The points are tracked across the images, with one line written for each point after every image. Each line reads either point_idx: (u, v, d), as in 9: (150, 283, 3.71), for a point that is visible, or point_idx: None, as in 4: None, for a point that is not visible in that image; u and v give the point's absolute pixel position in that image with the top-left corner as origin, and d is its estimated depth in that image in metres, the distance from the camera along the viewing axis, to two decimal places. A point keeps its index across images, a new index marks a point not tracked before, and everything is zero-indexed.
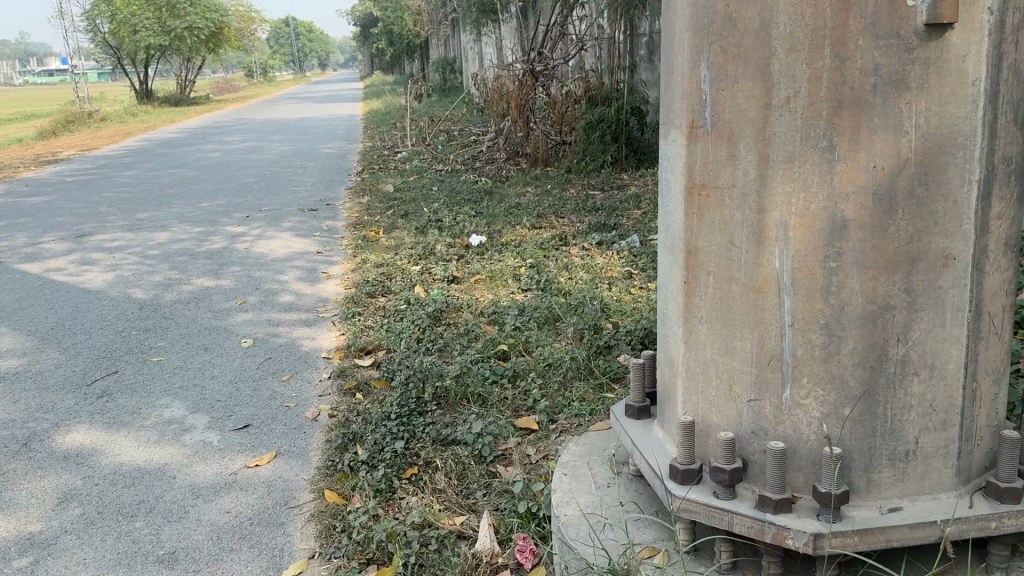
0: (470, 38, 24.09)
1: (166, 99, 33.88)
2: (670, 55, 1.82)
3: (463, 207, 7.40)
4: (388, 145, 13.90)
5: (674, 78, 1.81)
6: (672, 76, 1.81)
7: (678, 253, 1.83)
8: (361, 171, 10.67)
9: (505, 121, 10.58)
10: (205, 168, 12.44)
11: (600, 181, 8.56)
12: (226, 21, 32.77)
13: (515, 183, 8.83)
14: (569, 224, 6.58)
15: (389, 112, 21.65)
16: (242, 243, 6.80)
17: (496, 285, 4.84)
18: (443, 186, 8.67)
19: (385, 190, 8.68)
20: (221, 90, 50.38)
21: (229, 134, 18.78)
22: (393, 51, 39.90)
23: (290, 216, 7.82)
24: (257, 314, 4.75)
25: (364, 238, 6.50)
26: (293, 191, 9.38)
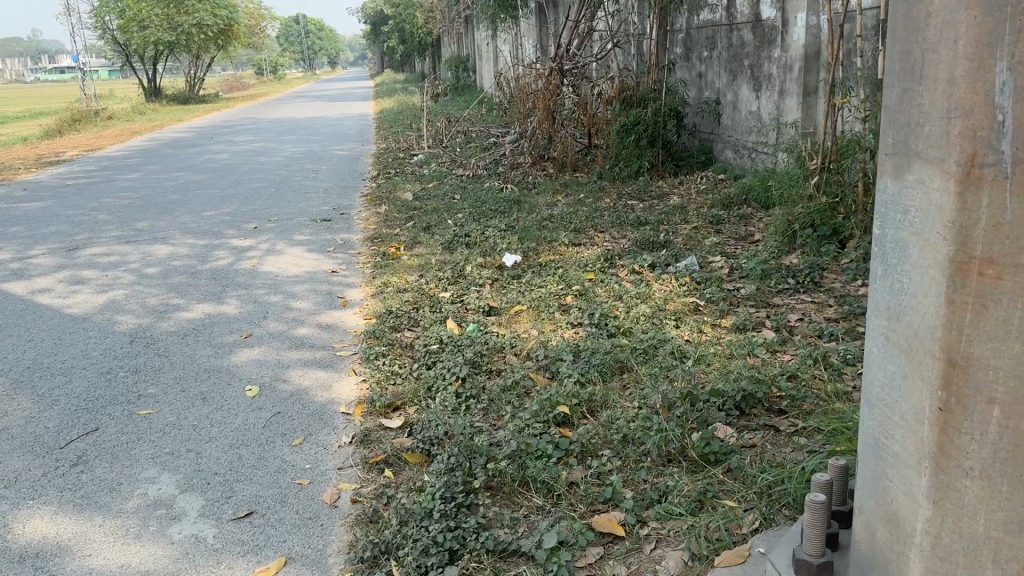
0: (486, 35, 23.43)
1: (176, 97, 33.37)
2: (915, 60, 1.33)
3: (491, 219, 6.72)
4: (402, 147, 13.20)
5: (925, 97, 1.31)
6: (923, 94, 1.32)
7: (931, 348, 1.35)
8: (377, 176, 10.00)
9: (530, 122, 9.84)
10: (212, 171, 11.80)
11: (638, 189, 7.85)
12: (236, 18, 32.17)
13: (543, 192, 8.14)
14: (612, 240, 5.87)
15: (402, 111, 20.92)
16: (249, 259, 6.15)
17: (541, 318, 4.16)
18: (467, 194, 7.99)
19: (404, 198, 8.03)
20: (232, 88, 49.82)
21: (238, 134, 18.15)
22: (406, 49, 39.16)
23: (300, 228, 7.16)
24: (264, 353, 4.09)
25: (384, 256, 5.85)
26: (304, 198, 8.72)
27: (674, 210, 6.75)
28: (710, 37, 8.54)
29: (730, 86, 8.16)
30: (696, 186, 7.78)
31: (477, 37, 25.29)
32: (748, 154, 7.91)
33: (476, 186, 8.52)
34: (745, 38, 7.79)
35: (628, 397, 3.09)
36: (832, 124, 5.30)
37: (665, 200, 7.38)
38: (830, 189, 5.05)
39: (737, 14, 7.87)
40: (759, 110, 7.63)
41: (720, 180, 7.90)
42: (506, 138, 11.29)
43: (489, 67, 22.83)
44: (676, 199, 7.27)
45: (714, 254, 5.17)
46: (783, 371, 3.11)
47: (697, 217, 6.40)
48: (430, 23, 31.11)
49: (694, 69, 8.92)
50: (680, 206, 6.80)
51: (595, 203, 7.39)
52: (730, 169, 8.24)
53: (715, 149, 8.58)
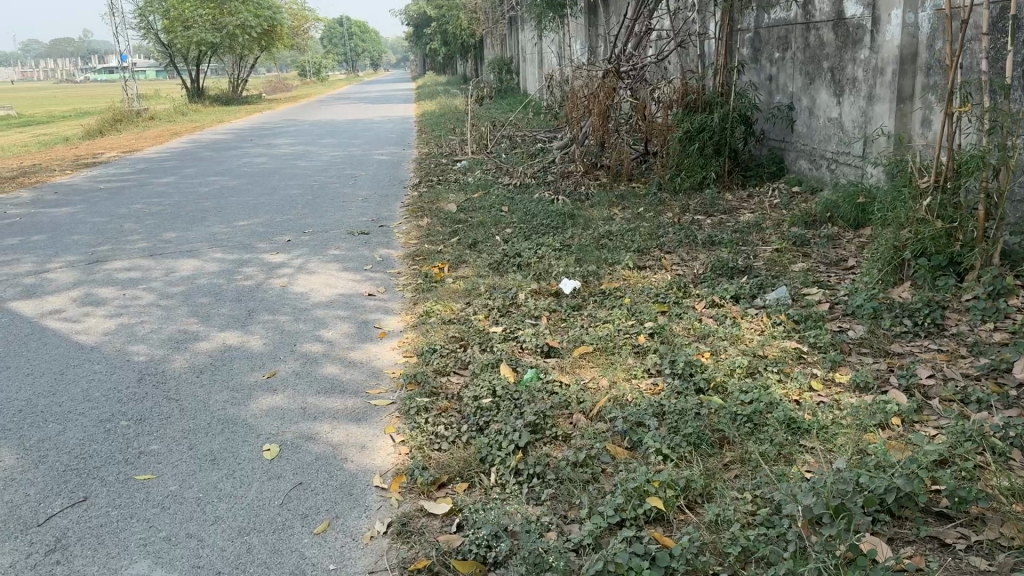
0: (531, 37, 22.86)
1: (218, 98, 33.37)
2: None
3: (543, 236, 6.08)
4: (444, 152, 12.61)
5: None
6: None
7: None
8: (418, 184, 9.43)
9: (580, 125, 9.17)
10: (247, 177, 11.34)
11: (704, 202, 7.16)
12: (279, 19, 32.00)
13: (598, 204, 7.48)
14: (682, 263, 5.21)
15: (443, 114, 20.35)
16: (278, 278, 5.59)
17: (612, 364, 3.52)
18: (516, 206, 7.37)
19: (448, 209, 7.47)
20: (275, 89, 49.83)
21: (277, 137, 17.80)
22: (448, 50, 38.66)
23: (336, 242, 6.62)
24: (288, 398, 3.50)
25: (427, 277, 5.27)
26: (342, 209, 8.18)
27: (748, 229, 6.05)
28: (784, 37, 7.81)
29: (806, 90, 7.43)
30: (769, 201, 7.06)
31: (521, 38, 24.65)
32: (826, 165, 7.18)
33: (524, 197, 7.90)
34: (825, 37, 7.06)
35: (735, 485, 2.46)
36: (945, 135, 4.59)
37: (735, 216, 6.68)
38: (945, 211, 4.35)
39: (816, 11, 7.15)
40: (841, 117, 6.90)
41: (795, 195, 7.19)
42: (555, 145, 10.64)
43: (534, 68, 22.16)
44: (749, 215, 6.56)
45: (807, 285, 4.48)
46: (935, 453, 2.45)
47: (777, 238, 5.70)
48: (474, 24, 30.54)
49: (763, 71, 8.20)
50: (754, 224, 6.12)
51: (658, 218, 6.72)
52: (804, 181, 7.52)
53: (787, 158, 7.85)
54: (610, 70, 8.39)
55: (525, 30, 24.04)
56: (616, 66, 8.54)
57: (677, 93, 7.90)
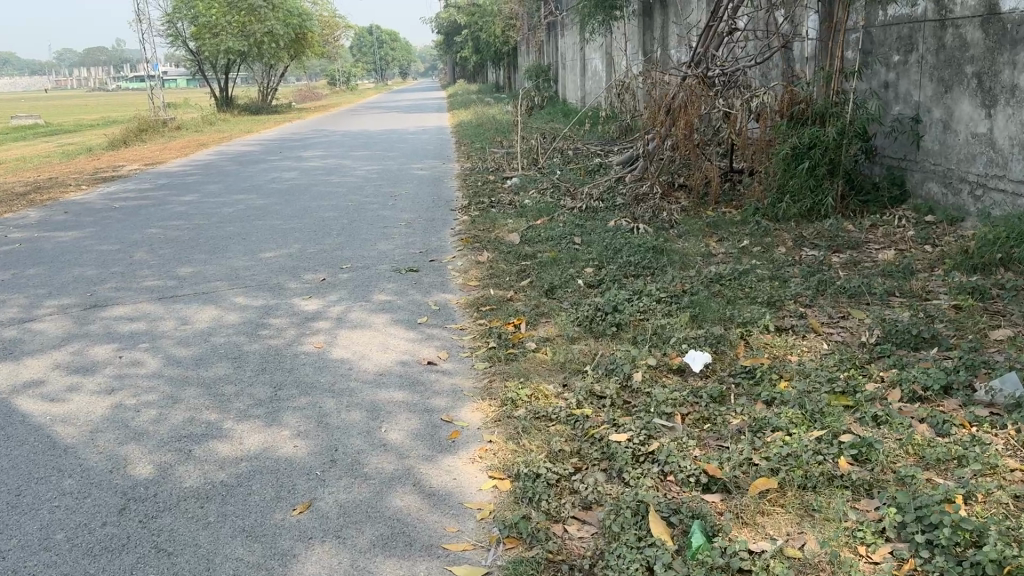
0: (572, 45, 21.82)
1: (247, 107, 32.66)
2: None
3: (638, 279, 4.90)
4: (489, 168, 11.47)
5: None
6: None
7: None
8: (467, 206, 8.29)
9: (653, 138, 7.97)
10: (274, 195, 10.28)
11: (821, 235, 5.95)
12: (309, 26, 31.13)
13: (688, 235, 6.29)
14: (834, 323, 4.03)
15: (481, 125, 19.28)
16: (312, 335, 4.48)
17: (822, 519, 2.34)
18: (592, 237, 6.19)
19: (510, 239, 6.34)
20: (305, 98, 49.05)
21: (307, 149, 16.85)
22: (481, 58, 37.64)
23: (381, 282, 5.51)
24: (332, 561, 2.35)
25: (502, 339, 4.12)
26: (384, 237, 7.06)
27: (899, 273, 4.83)
28: (908, 37, 6.55)
29: (940, 100, 6.20)
30: (902, 233, 5.85)
31: (561, 45, 23.48)
32: (969, 191, 5.96)
33: (597, 224, 6.73)
34: (970, 36, 5.84)
35: None
36: None
37: (866, 253, 5.48)
38: None
39: (957, 5, 5.92)
40: (992, 133, 5.68)
41: (930, 226, 5.98)
42: (617, 161, 9.44)
43: (575, 76, 20.97)
44: (886, 253, 5.35)
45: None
46: None
47: (943, 289, 4.49)
48: (508, 30, 29.43)
49: (876, 77, 6.96)
50: (902, 266, 4.92)
51: (771, 254, 5.53)
52: (936, 209, 6.30)
53: (910, 181, 6.62)
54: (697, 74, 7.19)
55: (565, 36, 22.88)
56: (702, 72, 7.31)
57: (779, 102, 6.70)
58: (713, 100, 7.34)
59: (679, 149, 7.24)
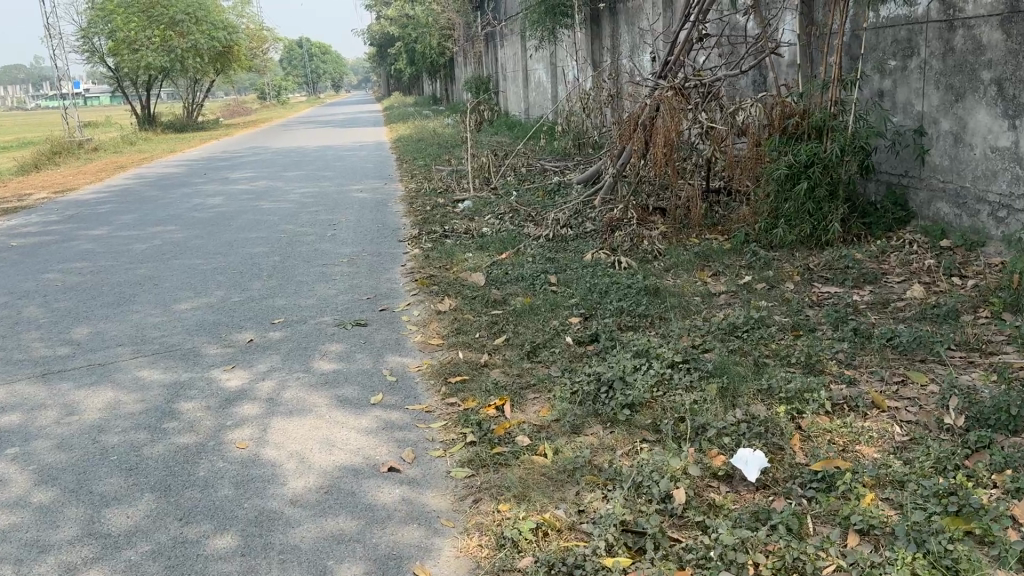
0: (512, 55, 21.09)
1: (170, 124, 31.05)
2: None
3: (638, 335, 4.06)
4: (436, 189, 10.55)
5: None
6: None
7: None
8: (417, 236, 7.37)
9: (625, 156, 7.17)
10: (197, 227, 9.18)
11: (829, 267, 5.21)
12: (234, 40, 29.72)
13: (678, 269, 5.48)
14: (896, 397, 3.25)
15: (420, 139, 18.36)
16: (236, 426, 3.50)
17: None
18: (569, 275, 5.33)
19: (472, 280, 5.45)
20: (235, 114, 47.23)
21: (235, 170, 15.67)
22: (416, 70, 36.71)
23: (323, 343, 4.55)
24: None
25: (484, 427, 3.22)
26: (324, 279, 6.09)
27: (942, 316, 4.09)
28: (907, 40, 5.85)
29: (950, 110, 5.51)
30: (922, 261, 5.15)
31: (500, 54, 22.71)
32: (989, 212, 5.28)
33: (571, 257, 5.88)
34: (986, 38, 5.15)
35: None
36: None
37: (889, 288, 4.74)
38: None
39: (968, 3, 5.25)
40: (1016, 147, 5.01)
41: (947, 253, 5.28)
42: (578, 181, 8.65)
43: (517, 86, 20.20)
44: (913, 288, 4.62)
45: None
46: None
47: (1004, 339, 3.75)
48: (445, 40, 28.57)
49: (869, 84, 6.28)
50: (942, 307, 4.19)
51: (780, 293, 4.75)
52: (949, 230, 5.62)
53: (914, 201, 5.94)
54: (673, 85, 6.41)
55: (505, 45, 22.11)
56: (679, 82, 6.52)
57: (769, 116, 5.96)
58: (692, 113, 6.56)
59: (657, 170, 6.45)
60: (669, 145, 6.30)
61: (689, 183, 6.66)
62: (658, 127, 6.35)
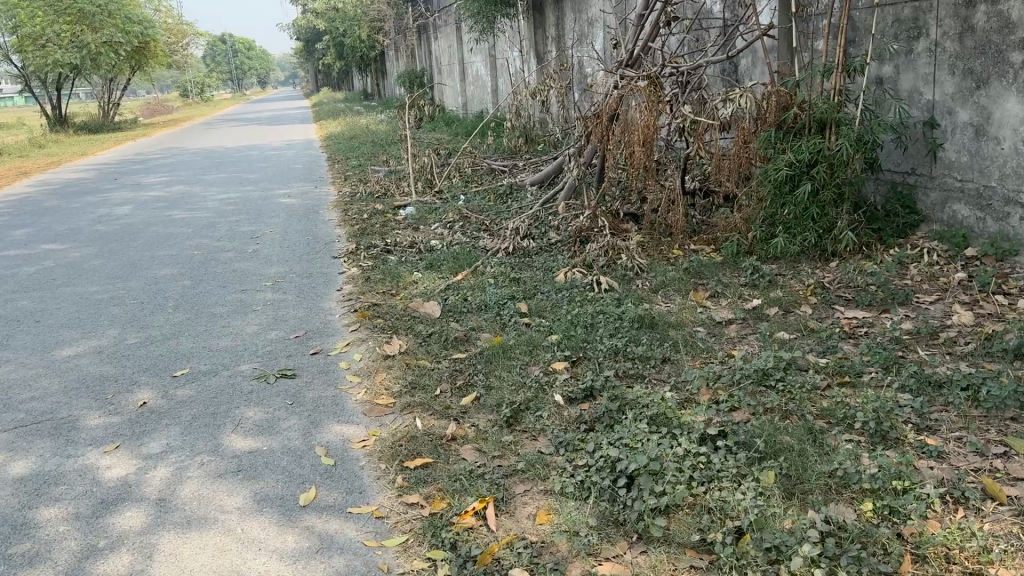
0: (446, 46, 20.12)
1: (83, 125, 29.02)
2: None
3: (646, 391, 3.17)
4: (373, 193, 9.52)
5: None
6: None
7: None
8: (355, 251, 6.36)
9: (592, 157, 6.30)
10: (97, 243, 7.97)
11: (847, 285, 4.44)
12: (151, 34, 27.85)
13: (668, 289, 4.64)
14: (1008, 480, 2.46)
15: (353, 137, 17.24)
16: (111, 552, 2.51)
17: None
18: (540, 302, 4.42)
19: (424, 310, 4.50)
20: (155, 112, 44.77)
21: (150, 173, 14.31)
22: (345, 63, 35.37)
23: (238, 405, 3.55)
24: None
25: (464, 548, 2.30)
26: (244, 309, 5.06)
27: (1013, 352, 3.33)
28: (914, 18, 5.10)
29: (969, 98, 4.79)
30: (952, 275, 4.43)
31: (434, 46, 21.68)
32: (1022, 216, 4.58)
33: (539, 277, 4.99)
34: (1016, 13, 4.42)
35: None
36: None
37: (928, 312, 3.99)
38: None
39: None
40: None
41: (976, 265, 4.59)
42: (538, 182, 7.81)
43: (454, 81, 19.18)
44: (959, 313, 3.87)
45: None
46: None
47: None
48: (375, 32, 27.38)
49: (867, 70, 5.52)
50: (1009, 338, 3.43)
51: (801, 322, 3.95)
52: (970, 237, 4.93)
53: (924, 201, 5.23)
54: (649, 75, 5.54)
55: (439, 38, 21.06)
56: (654, 72, 5.64)
57: (763, 108, 5.13)
58: (670, 108, 5.70)
59: (633, 174, 5.58)
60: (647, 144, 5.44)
61: (669, 187, 5.83)
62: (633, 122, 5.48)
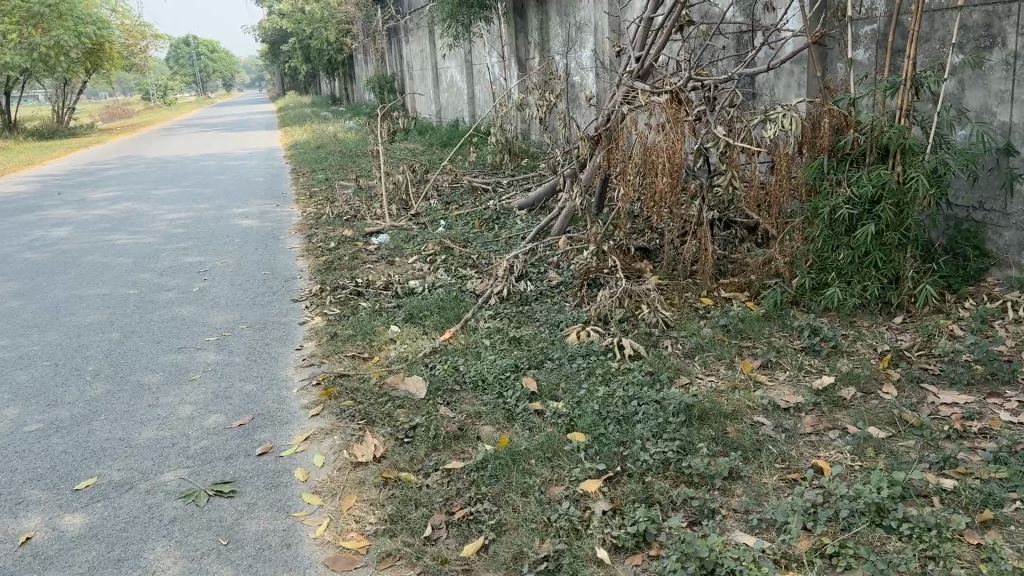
0: (418, 50, 19.21)
1: (35, 131, 27.57)
2: None
3: (723, 540, 2.28)
4: (341, 215, 8.55)
5: None
6: None
7: None
8: (319, 294, 5.41)
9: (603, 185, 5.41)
10: (23, 277, 6.93)
11: (930, 353, 3.62)
12: (105, 36, 26.50)
13: (708, 356, 3.76)
14: None
15: (320, 146, 16.24)
16: None
17: None
18: (551, 378, 3.52)
19: (405, 385, 3.59)
20: (115, 116, 43.13)
21: (99, 188, 13.19)
22: (313, 67, 34.27)
23: (154, 546, 2.60)
24: None
25: None
26: (179, 379, 4.09)
27: None
28: (987, 25, 4.25)
29: None
30: None
31: (406, 51, 20.77)
32: None
33: (545, 338, 4.09)
34: None
35: None
36: None
37: None
38: None
39: None
40: None
41: None
42: (533, 202, 7.09)
43: (427, 87, 18.20)
44: None
45: None
46: None
47: None
48: (344, 36, 26.38)
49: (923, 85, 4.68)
50: None
51: (893, 412, 3.10)
52: None
53: (996, 241, 4.42)
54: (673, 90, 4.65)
55: (411, 41, 20.13)
56: (677, 87, 4.76)
57: (812, 130, 4.28)
58: (695, 129, 4.82)
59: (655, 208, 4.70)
60: (671, 172, 4.60)
61: (693, 221, 4.96)
62: (654, 146, 4.62)
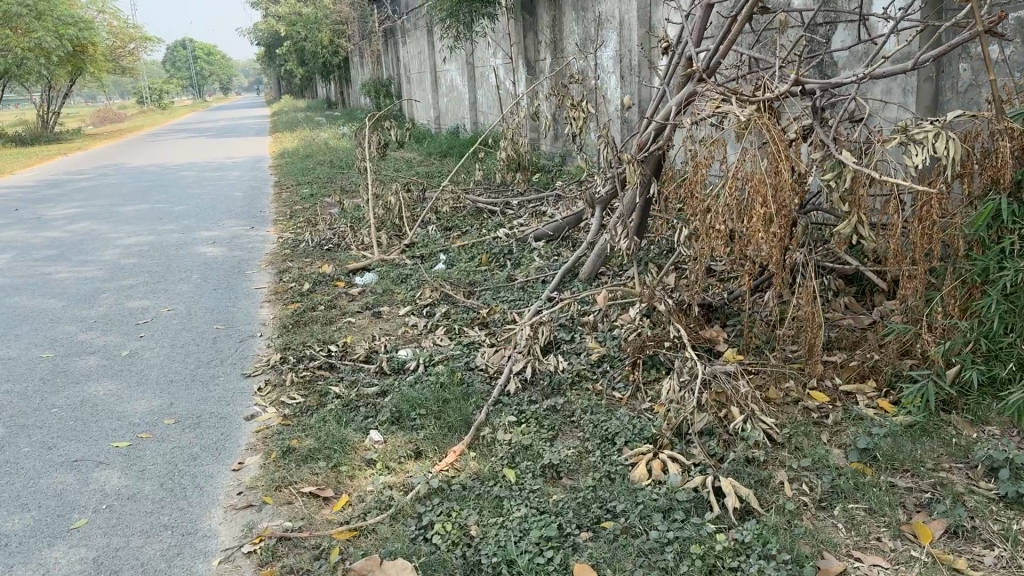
0: (416, 53, 17.92)
1: (15, 137, 26.17)
2: None
3: None
4: (322, 243, 7.21)
5: None
6: None
7: None
8: (279, 368, 4.08)
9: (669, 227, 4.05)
10: None
11: None
12: (88, 37, 25.03)
13: (854, 510, 2.46)
14: None
15: (308, 156, 14.93)
16: None
17: None
18: (619, 561, 2.20)
19: (383, 564, 2.27)
20: (105, 120, 41.69)
21: (61, 203, 11.84)
22: (307, 71, 33.01)
23: None
24: None
25: None
26: (53, 527, 2.77)
27: None
28: None
29: None
30: None
31: (402, 53, 19.48)
32: None
33: (596, 466, 2.75)
34: None
35: None
36: None
37: None
38: None
39: None
40: None
41: None
42: (566, 224, 5.99)
43: (426, 92, 16.92)
44: None
45: None
46: None
47: None
48: (338, 37, 25.10)
49: None
50: None
51: None
52: None
53: None
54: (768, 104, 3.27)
55: (408, 43, 18.83)
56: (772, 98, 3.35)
57: (983, 159, 2.96)
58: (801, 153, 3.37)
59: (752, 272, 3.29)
60: (783, 220, 3.15)
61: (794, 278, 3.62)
62: (753, 183, 3.16)
